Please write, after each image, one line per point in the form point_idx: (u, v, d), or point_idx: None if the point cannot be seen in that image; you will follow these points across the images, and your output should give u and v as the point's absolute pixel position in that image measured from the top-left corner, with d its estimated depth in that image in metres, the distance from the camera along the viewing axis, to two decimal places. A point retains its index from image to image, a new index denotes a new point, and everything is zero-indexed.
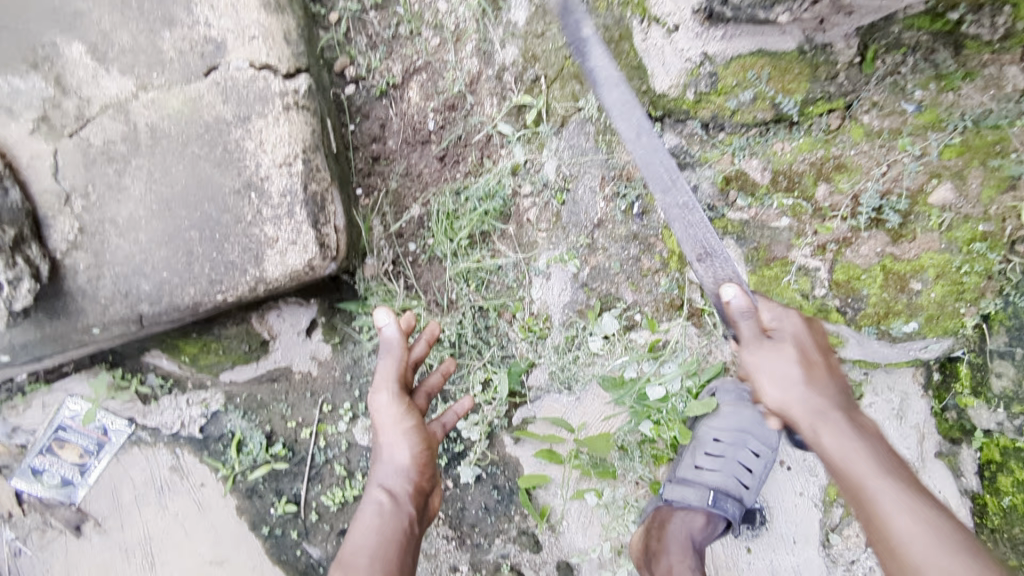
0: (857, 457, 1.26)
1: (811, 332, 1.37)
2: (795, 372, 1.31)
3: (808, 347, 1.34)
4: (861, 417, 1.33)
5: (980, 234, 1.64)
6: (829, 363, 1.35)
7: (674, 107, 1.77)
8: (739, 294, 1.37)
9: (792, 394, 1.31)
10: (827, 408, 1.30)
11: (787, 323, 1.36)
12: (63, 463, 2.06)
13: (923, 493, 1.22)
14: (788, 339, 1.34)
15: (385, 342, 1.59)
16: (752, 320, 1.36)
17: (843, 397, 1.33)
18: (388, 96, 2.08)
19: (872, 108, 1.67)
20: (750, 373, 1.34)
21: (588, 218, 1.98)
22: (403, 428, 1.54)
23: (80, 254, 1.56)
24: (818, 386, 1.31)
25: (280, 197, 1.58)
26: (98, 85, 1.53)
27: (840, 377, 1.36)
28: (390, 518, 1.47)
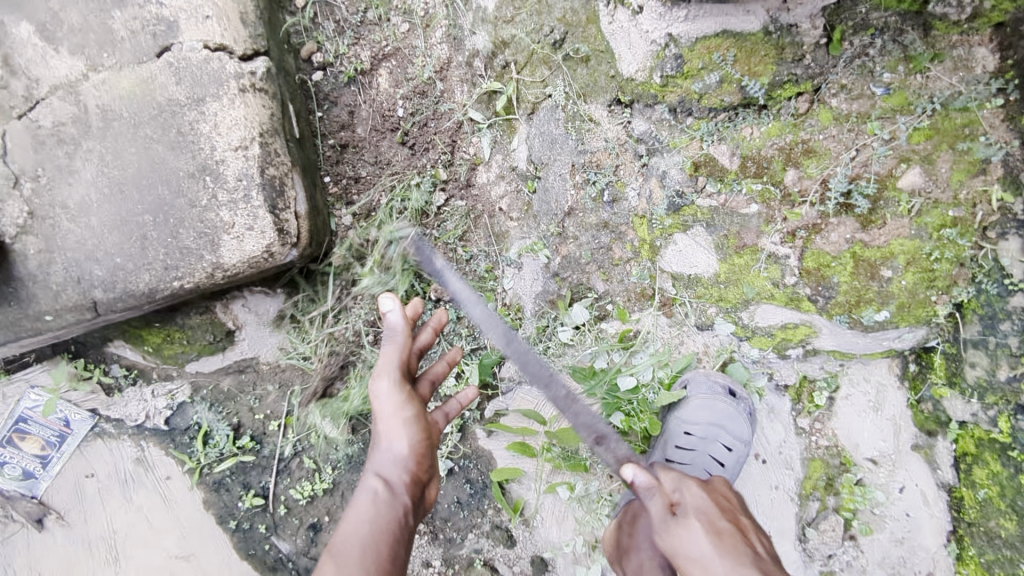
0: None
1: (712, 502, 1.37)
2: (706, 547, 1.26)
3: (714, 517, 1.32)
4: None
5: (950, 219, 1.63)
6: (738, 528, 1.33)
7: (642, 91, 1.75)
8: (637, 472, 1.43)
9: (710, 567, 1.24)
10: (749, 575, 1.21)
11: (689, 498, 1.37)
12: (23, 455, 2.02)
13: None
14: (690, 514, 1.33)
15: (388, 328, 1.48)
16: (657, 500, 1.38)
17: (760, 561, 1.25)
18: (356, 82, 2.04)
19: (841, 91, 1.64)
20: (677, 561, 1.30)
21: (558, 206, 1.92)
22: (403, 417, 1.41)
23: (31, 238, 1.55)
24: (731, 554, 1.25)
25: (235, 180, 1.55)
26: (47, 65, 1.53)
27: (756, 542, 1.31)
28: (385, 506, 1.31)
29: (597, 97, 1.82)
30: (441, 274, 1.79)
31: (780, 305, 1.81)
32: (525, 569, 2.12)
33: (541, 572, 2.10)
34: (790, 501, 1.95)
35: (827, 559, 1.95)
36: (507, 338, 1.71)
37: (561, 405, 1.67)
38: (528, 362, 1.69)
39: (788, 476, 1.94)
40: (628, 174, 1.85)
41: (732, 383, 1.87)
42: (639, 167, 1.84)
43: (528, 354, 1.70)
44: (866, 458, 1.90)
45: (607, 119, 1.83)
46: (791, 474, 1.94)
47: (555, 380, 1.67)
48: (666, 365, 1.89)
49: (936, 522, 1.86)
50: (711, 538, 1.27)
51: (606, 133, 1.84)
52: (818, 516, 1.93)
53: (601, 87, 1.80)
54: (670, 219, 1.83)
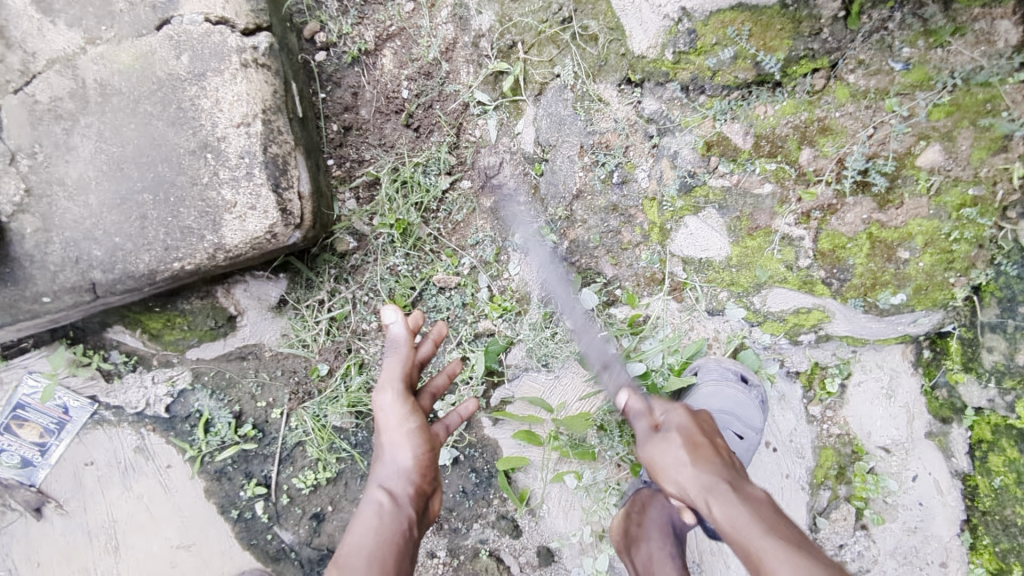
0: (745, 527, 1.14)
1: (696, 422, 1.34)
2: (679, 455, 1.25)
3: (694, 432, 1.30)
4: (747, 485, 1.24)
5: (969, 199, 1.59)
6: (713, 442, 1.30)
7: (654, 69, 1.72)
8: (631, 398, 1.45)
9: (682, 475, 1.24)
10: (717, 483, 1.20)
11: (674, 417, 1.35)
12: (22, 442, 1.98)
13: (811, 551, 1.10)
14: (672, 428, 1.31)
15: (391, 338, 1.42)
16: (643, 420, 1.39)
17: (729, 471, 1.25)
18: (360, 63, 1.99)
19: (858, 67, 1.60)
20: (652, 465, 1.30)
21: (566, 188, 1.88)
22: (407, 428, 1.37)
23: (28, 217, 1.51)
24: (704, 464, 1.24)
25: (237, 158, 1.51)
26: (44, 38, 1.48)
27: (729, 453, 1.30)
28: (389, 520, 1.31)
29: (607, 77, 1.78)
30: (512, 225, 1.96)
31: (793, 289, 1.77)
32: (531, 560, 2.07)
33: (548, 563, 2.06)
34: (801, 489, 1.90)
35: (838, 549, 1.91)
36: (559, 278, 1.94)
37: (581, 334, 1.89)
38: (559, 287, 1.93)
39: (800, 465, 1.89)
40: (638, 155, 1.81)
41: (743, 369, 1.82)
42: (649, 148, 1.80)
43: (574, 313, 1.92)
44: (878, 446, 1.87)
45: (617, 99, 1.79)
46: (803, 462, 1.90)
47: (593, 323, 1.91)
48: (676, 351, 1.87)
49: (949, 512, 1.83)
50: (687, 449, 1.26)
51: (616, 114, 1.80)
52: (829, 505, 1.89)
53: (611, 66, 1.77)
54: (681, 201, 1.79)
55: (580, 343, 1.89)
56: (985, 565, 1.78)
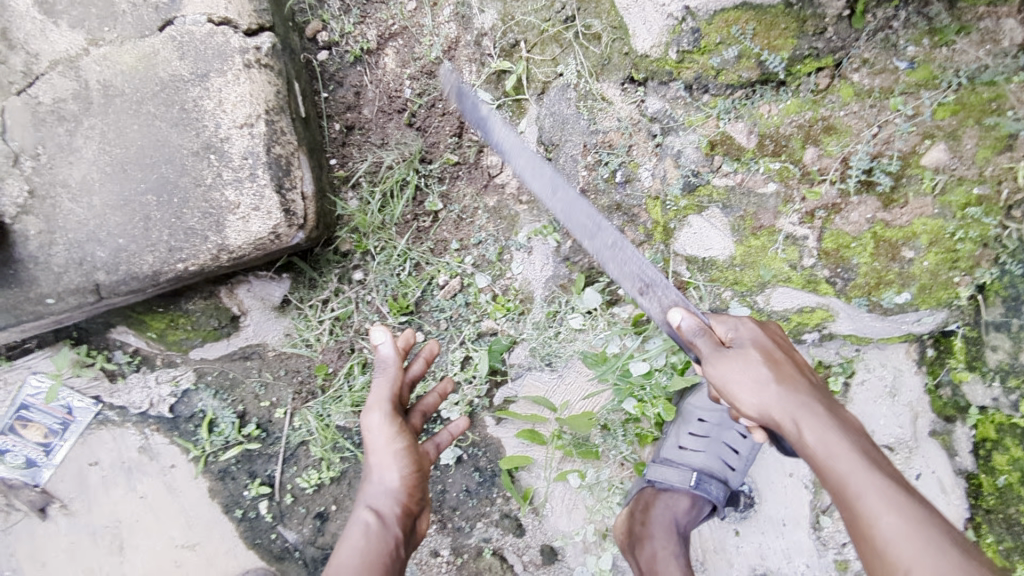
0: (839, 451, 1.21)
1: (767, 334, 1.38)
2: (762, 371, 1.29)
3: (770, 348, 1.34)
4: (841, 409, 1.31)
5: (974, 197, 1.59)
6: (793, 359, 1.35)
7: (658, 68, 1.73)
8: (686, 316, 1.42)
9: (765, 393, 1.28)
10: (806, 401, 1.27)
11: (743, 331, 1.37)
12: (26, 443, 1.98)
13: (907, 487, 1.17)
14: (747, 344, 1.34)
15: (380, 359, 1.45)
16: (705, 338, 1.38)
17: (818, 391, 1.31)
18: (363, 62, 1.99)
19: (862, 66, 1.60)
20: (724, 388, 1.32)
21: (569, 187, 1.87)
22: (394, 449, 1.40)
23: (32, 219, 1.51)
24: (787, 382, 1.29)
25: (240, 159, 1.51)
26: (46, 39, 1.49)
27: (812, 373, 1.36)
28: (376, 539, 1.35)
29: (610, 76, 1.79)
30: (483, 121, 1.79)
31: (797, 288, 1.77)
32: (534, 559, 2.07)
33: (551, 561, 2.06)
34: (803, 488, 1.98)
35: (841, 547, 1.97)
36: (551, 187, 1.67)
37: (606, 256, 1.61)
38: (572, 213, 1.64)
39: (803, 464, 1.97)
40: (642, 154, 1.81)
41: None
42: (652, 148, 1.80)
43: (573, 204, 1.65)
44: (882, 445, 1.86)
45: (620, 98, 1.79)
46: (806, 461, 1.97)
47: (604, 224, 1.61)
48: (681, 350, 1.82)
49: (953, 511, 1.83)
50: (769, 365, 1.30)
51: (619, 112, 1.80)
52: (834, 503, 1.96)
53: (615, 65, 1.77)
54: (685, 200, 1.79)
55: (569, 225, 1.65)
56: None
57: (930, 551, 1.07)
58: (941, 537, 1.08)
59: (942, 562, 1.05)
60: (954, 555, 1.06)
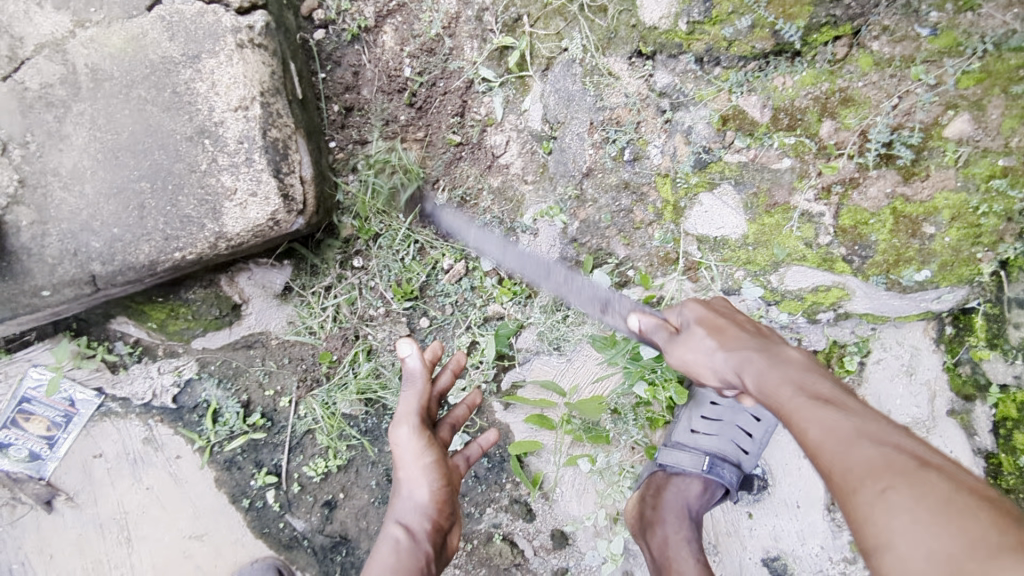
0: (772, 386, 1.14)
1: (709, 308, 1.40)
2: (708, 343, 1.31)
3: (712, 317, 1.36)
4: (784, 350, 1.24)
5: (1000, 169, 1.52)
6: (735, 323, 1.35)
7: (666, 41, 1.66)
8: (642, 318, 1.53)
9: (710, 360, 1.29)
10: (747, 353, 1.24)
11: (687, 313, 1.40)
12: (29, 436, 1.96)
13: (843, 404, 1.06)
14: (691, 320, 1.38)
15: (408, 372, 1.42)
16: (663, 331, 1.45)
17: (761, 344, 1.26)
18: (361, 40, 1.90)
19: (882, 33, 1.54)
20: (687, 370, 1.36)
21: (576, 167, 1.82)
22: (424, 464, 1.37)
23: (23, 209, 1.46)
24: (732, 344, 1.28)
25: (236, 143, 1.46)
26: (31, 22, 1.42)
27: (760, 333, 1.33)
28: (406, 556, 1.30)
29: (617, 50, 1.72)
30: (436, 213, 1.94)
31: (812, 267, 1.72)
32: (545, 544, 2.05)
33: (562, 546, 2.04)
34: None
35: None
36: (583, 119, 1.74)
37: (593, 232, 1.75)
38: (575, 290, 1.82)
39: None
40: (650, 131, 1.74)
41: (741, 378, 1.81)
42: (662, 124, 1.73)
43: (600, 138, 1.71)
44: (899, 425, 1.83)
45: (627, 73, 1.73)
46: None
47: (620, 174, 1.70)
48: None
49: None
50: (712, 337, 1.31)
51: (627, 88, 1.73)
52: None
53: (622, 38, 1.71)
54: (696, 177, 1.73)
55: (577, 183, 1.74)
56: None
57: (852, 450, 0.96)
58: (871, 442, 0.97)
59: (862, 463, 0.94)
60: (878, 449, 0.95)
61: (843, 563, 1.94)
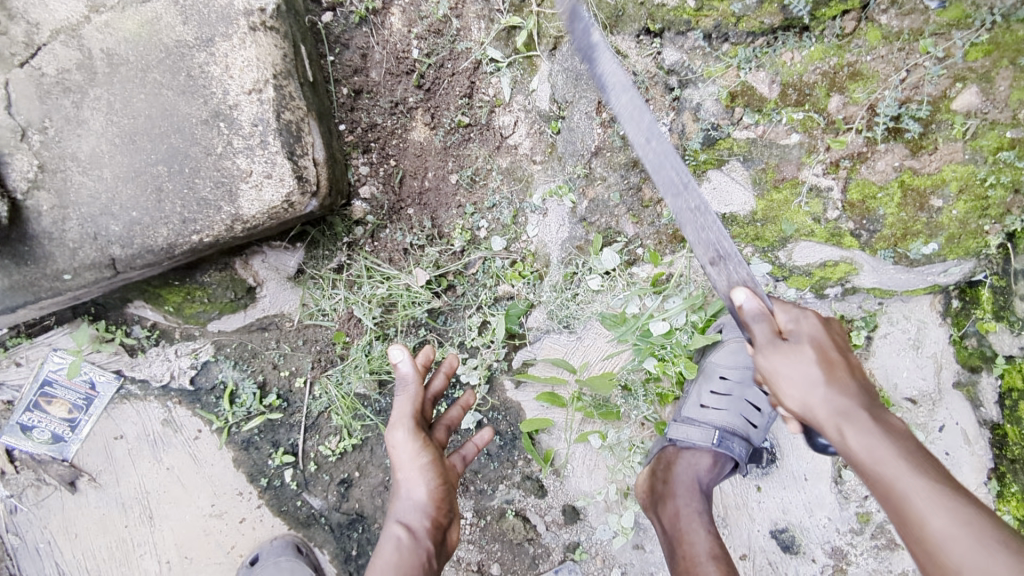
0: (887, 460, 1.09)
1: (826, 332, 1.25)
2: (811, 371, 1.17)
3: (827, 346, 1.21)
4: (889, 415, 1.18)
5: (1007, 141, 1.53)
6: (845, 359, 1.22)
7: (675, 18, 1.66)
8: (750, 297, 1.30)
9: (809, 396, 1.17)
10: (856, 407, 1.15)
11: (804, 324, 1.24)
12: (52, 418, 2.00)
13: (968, 494, 1.05)
14: (804, 340, 1.21)
15: (399, 377, 1.41)
16: (763, 324, 1.26)
17: (870, 397, 1.18)
18: (368, 23, 1.89)
19: (891, 6, 1.52)
20: (769, 377, 1.21)
21: (585, 146, 1.82)
22: (420, 465, 1.38)
23: (43, 194, 1.48)
24: (838, 385, 1.16)
25: (250, 126, 1.48)
26: (47, 8, 1.44)
27: (862, 374, 1.22)
28: (408, 553, 1.31)
29: (625, 27, 1.72)
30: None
31: (820, 242, 1.75)
32: (557, 519, 2.09)
33: (574, 521, 2.09)
34: None
35: (863, 500, 1.96)
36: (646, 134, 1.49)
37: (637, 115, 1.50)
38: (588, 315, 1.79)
39: None
40: (658, 109, 1.75)
41: None
42: (670, 102, 1.75)
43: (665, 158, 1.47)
44: (905, 398, 1.89)
45: (636, 51, 1.73)
46: None
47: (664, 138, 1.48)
48: (700, 309, 1.83)
49: (977, 461, 1.88)
50: (821, 367, 1.17)
51: (635, 66, 1.73)
52: None
53: (629, 16, 1.70)
54: (704, 154, 1.75)
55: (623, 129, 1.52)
56: (1012, 512, 1.83)
57: (994, 563, 0.96)
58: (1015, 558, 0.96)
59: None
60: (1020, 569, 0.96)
61: (850, 534, 1.97)
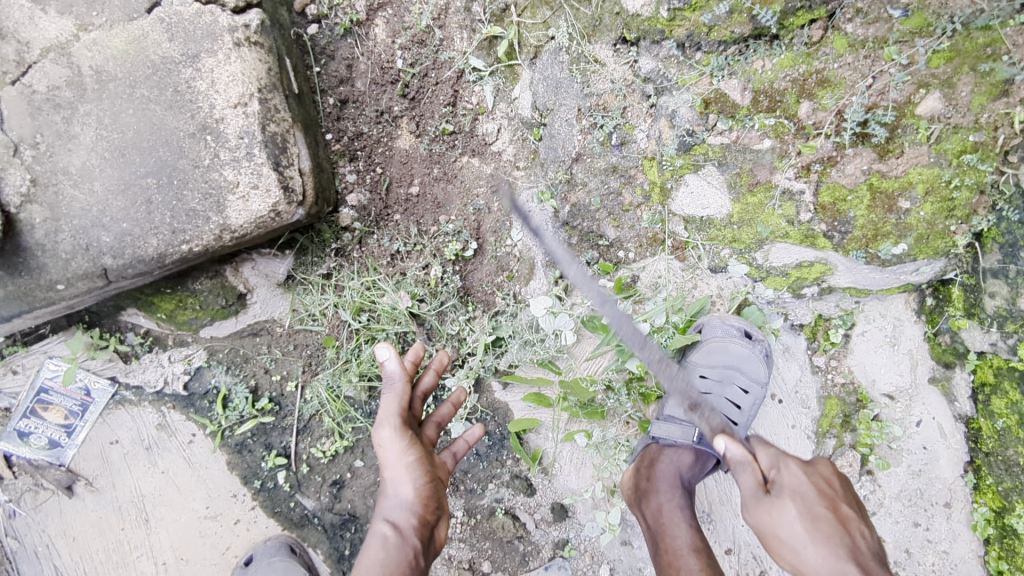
0: None
1: (813, 483, 1.32)
2: (797, 531, 1.24)
3: (813, 501, 1.28)
4: (881, 573, 1.20)
5: (970, 145, 1.59)
6: (838, 516, 1.28)
7: (649, 27, 1.71)
8: (731, 444, 1.43)
9: (801, 551, 1.24)
10: (844, 567, 1.18)
11: (787, 477, 1.34)
12: (48, 425, 2.03)
13: None
14: (785, 492, 1.31)
15: (387, 376, 1.48)
16: (748, 473, 1.37)
17: (857, 554, 1.21)
18: (353, 34, 1.94)
19: (856, 15, 1.57)
20: (765, 541, 1.31)
21: (565, 152, 1.88)
22: (406, 462, 1.40)
23: (36, 207, 1.52)
24: (825, 542, 1.22)
25: (236, 138, 1.53)
26: (36, 27, 1.47)
27: (857, 531, 1.26)
28: (394, 550, 1.31)
29: (602, 37, 1.77)
30: (539, 232, 1.89)
31: (795, 244, 1.80)
32: (546, 517, 2.14)
33: (563, 519, 2.14)
34: (807, 439, 1.97)
35: None
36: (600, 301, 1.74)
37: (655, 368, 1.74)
38: (624, 323, 1.71)
39: (804, 415, 1.97)
40: (636, 116, 1.80)
41: (749, 326, 1.88)
42: (647, 108, 1.79)
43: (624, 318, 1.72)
44: (883, 394, 1.95)
45: (613, 60, 1.78)
46: (808, 412, 1.97)
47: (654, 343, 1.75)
48: (680, 310, 1.90)
49: (953, 454, 1.93)
50: (806, 525, 1.25)
51: (613, 74, 1.78)
52: (835, 453, 1.97)
53: (606, 25, 1.76)
54: (681, 159, 1.79)
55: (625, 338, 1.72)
56: (988, 503, 1.88)
57: None
58: None
59: None
60: None
61: None
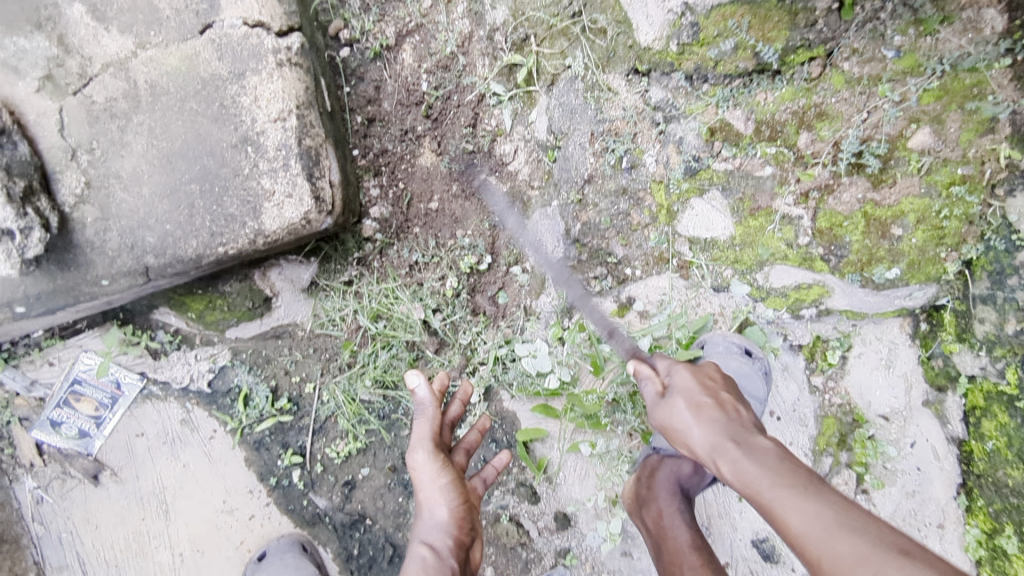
0: (753, 481, 1.22)
1: (698, 377, 1.48)
2: (685, 416, 1.38)
3: (694, 391, 1.43)
4: (756, 439, 1.30)
5: (958, 177, 1.75)
6: (719, 400, 1.41)
7: (659, 60, 1.86)
8: (636, 369, 1.57)
9: (688, 435, 1.36)
10: (720, 441, 1.30)
11: (676, 377, 1.49)
12: (80, 415, 2.15)
13: (819, 494, 1.16)
14: (676, 391, 1.45)
15: (418, 402, 1.60)
16: (652, 386, 1.52)
17: (738, 431, 1.33)
18: (382, 58, 2.07)
19: (852, 55, 1.75)
20: (667, 431, 1.43)
21: (578, 174, 2.00)
22: (440, 484, 1.51)
23: (88, 208, 1.65)
24: (706, 422, 1.35)
25: (275, 150, 1.65)
26: (99, 44, 1.62)
27: (738, 412, 1.39)
28: (433, 570, 1.38)
29: (615, 68, 1.91)
30: None
31: (794, 266, 1.90)
32: (549, 525, 2.21)
33: (565, 528, 2.20)
34: (803, 457, 2.03)
35: None
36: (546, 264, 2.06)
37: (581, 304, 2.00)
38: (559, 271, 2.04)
39: (802, 433, 2.03)
40: (645, 141, 1.93)
41: (748, 343, 1.91)
42: (656, 135, 1.92)
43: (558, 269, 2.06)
44: (878, 415, 2.01)
45: (625, 88, 1.91)
46: (805, 431, 2.03)
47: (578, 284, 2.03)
48: (683, 326, 1.98)
49: (946, 476, 1.98)
50: (689, 409, 1.38)
51: (624, 102, 1.92)
52: (832, 471, 2.03)
53: (620, 57, 1.90)
54: (686, 183, 1.92)
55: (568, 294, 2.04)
56: (980, 526, 1.94)
57: (836, 543, 1.07)
58: (862, 541, 1.06)
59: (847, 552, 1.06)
60: (859, 545, 1.06)
61: None
